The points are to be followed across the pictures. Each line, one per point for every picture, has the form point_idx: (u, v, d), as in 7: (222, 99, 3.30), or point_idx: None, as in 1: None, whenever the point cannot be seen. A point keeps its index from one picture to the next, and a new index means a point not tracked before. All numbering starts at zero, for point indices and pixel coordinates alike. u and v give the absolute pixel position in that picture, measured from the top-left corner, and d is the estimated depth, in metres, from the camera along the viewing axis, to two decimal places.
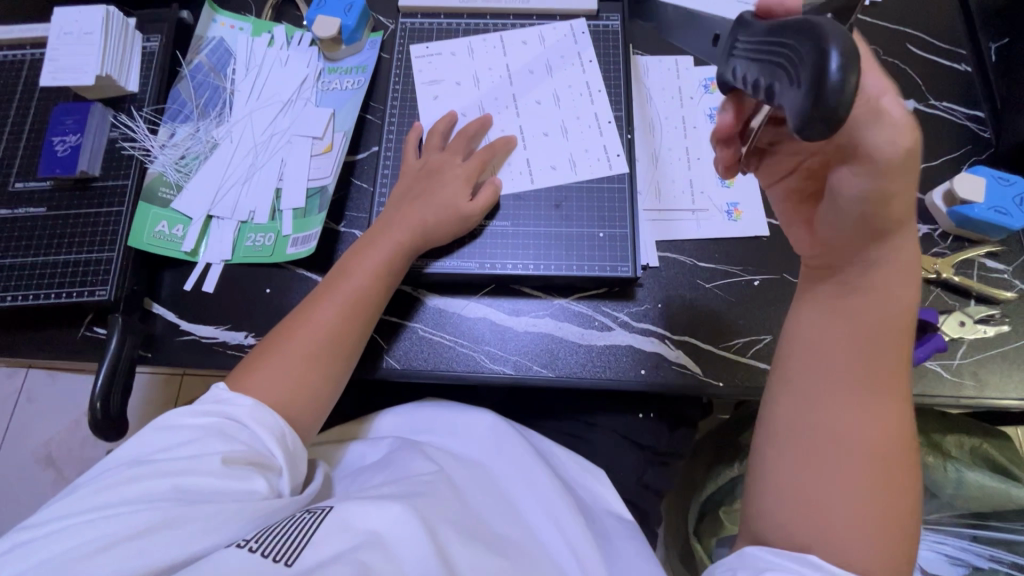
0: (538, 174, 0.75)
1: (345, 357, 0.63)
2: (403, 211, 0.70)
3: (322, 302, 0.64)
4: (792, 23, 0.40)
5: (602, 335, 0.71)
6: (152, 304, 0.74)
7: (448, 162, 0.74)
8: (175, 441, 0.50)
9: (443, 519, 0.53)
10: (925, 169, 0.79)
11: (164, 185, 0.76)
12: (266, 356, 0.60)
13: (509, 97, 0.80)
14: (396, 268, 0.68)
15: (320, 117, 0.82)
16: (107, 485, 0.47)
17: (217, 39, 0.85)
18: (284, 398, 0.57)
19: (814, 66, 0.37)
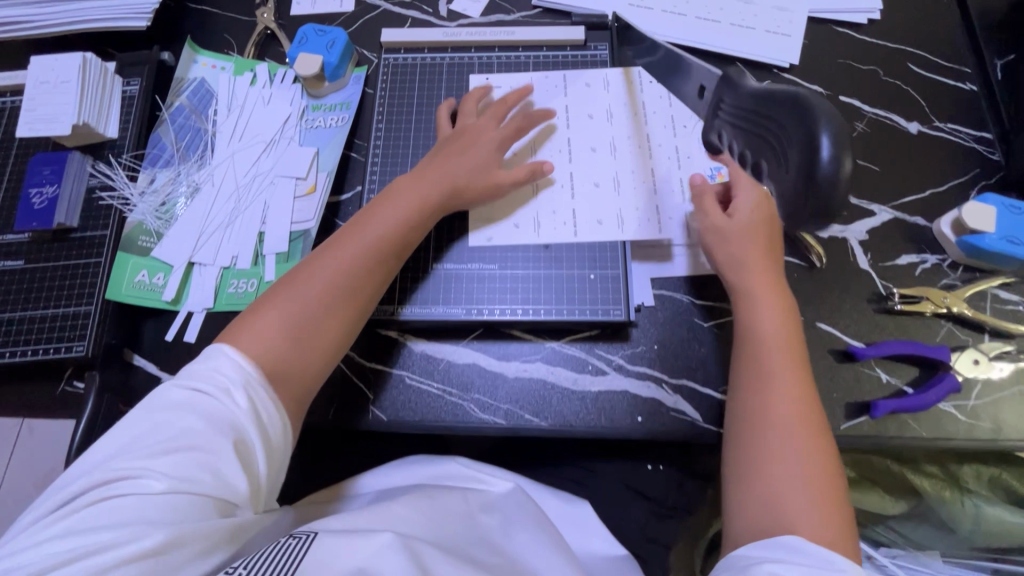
0: (583, 227, 0.71)
1: (350, 314, 0.61)
2: (433, 167, 0.69)
3: (335, 250, 0.62)
4: (773, 93, 0.44)
5: (596, 380, 0.69)
6: (133, 356, 0.72)
7: (484, 129, 0.73)
8: (176, 445, 0.47)
9: (435, 552, 0.50)
10: (932, 196, 0.75)
11: (144, 233, 0.74)
12: (271, 304, 0.58)
13: (564, 140, 0.76)
14: (420, 215, 0.67)
15: (303, 157, 0.80)
16: (104, 496, 0.45)
17: (199, 80, 0.84)
18: (280, 351, 0.56)
19: (806, 148, 0.41)
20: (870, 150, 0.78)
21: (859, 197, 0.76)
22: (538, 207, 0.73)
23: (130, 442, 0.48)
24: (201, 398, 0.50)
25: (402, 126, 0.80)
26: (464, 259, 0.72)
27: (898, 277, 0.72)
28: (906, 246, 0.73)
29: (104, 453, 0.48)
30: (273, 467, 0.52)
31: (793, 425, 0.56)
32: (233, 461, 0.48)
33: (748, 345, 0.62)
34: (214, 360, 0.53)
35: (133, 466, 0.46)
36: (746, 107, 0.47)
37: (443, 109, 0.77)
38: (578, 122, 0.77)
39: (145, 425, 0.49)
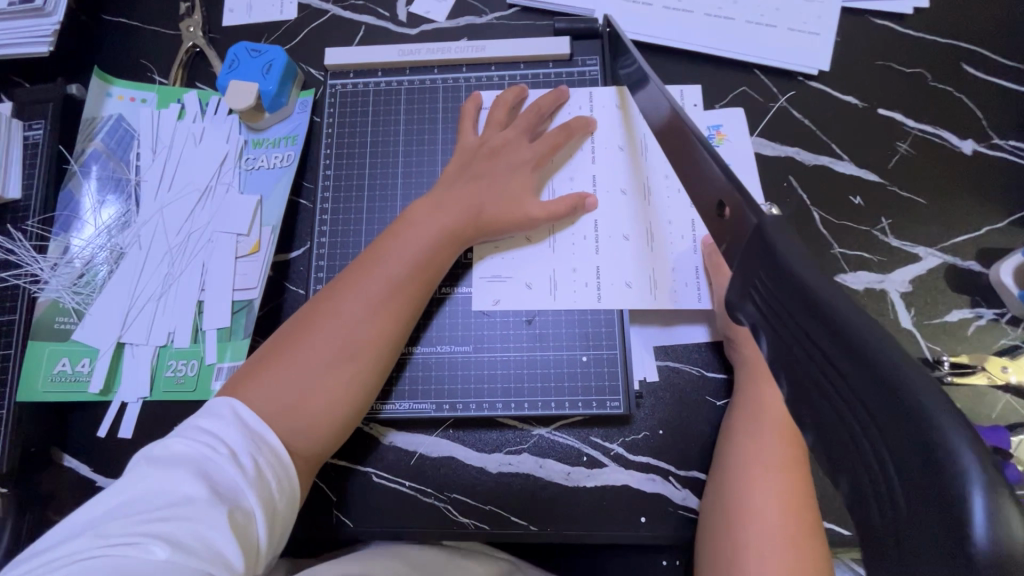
0: (608, 290, 0.60)
1: (368, 374, 0.54)
2: (459, 191, 0.60)
3: (352, 295, 0.55)
4: (866, 351, 0.24)
5: (592, 474, 0.59)
6: (62, 455, 0.62)
7: (515, 142, 0.63)
8: (174, 499, 0.41)
9: None
10: (988, 234, 0.63)
11: (60, 313, 0.65)
12: (282, 358, 0.52)
13: (587, 177, 0.64)
14: (440, 258, 0.58)
15: (244, 208, 0.68)
16: (92, 553, 0.38)
17: (115, 117, 0.71)
18: (293, 419, 0.50)
19: (925, 493, 0.22)
20: (915, 179, 0.65)
21: (901, 238, 0.64)
22: (556, 262, 0.61)
23: (127, 497, 0.42)
24: (201, 455, 0.44)
25: (354, 170, 0.66)
26: (431, 341, 0.61)
27: (946, 338, 0.61)
28: (957, 298, 0.62)
29: (102, 500, 0.42)
30: (272, 536, 0.45)
31: (779, 514, 0.48)
32: (238, 530, 0.42)
33: (740, 420, 0.55)
34: (218, 418, 0.47)
35: (128, 522, 0.40)
36: (801, 326, 0.27)
37: (471, 103, 0.66)
38: (605, 155, 0.64)
39: (143, 473, 0.43)
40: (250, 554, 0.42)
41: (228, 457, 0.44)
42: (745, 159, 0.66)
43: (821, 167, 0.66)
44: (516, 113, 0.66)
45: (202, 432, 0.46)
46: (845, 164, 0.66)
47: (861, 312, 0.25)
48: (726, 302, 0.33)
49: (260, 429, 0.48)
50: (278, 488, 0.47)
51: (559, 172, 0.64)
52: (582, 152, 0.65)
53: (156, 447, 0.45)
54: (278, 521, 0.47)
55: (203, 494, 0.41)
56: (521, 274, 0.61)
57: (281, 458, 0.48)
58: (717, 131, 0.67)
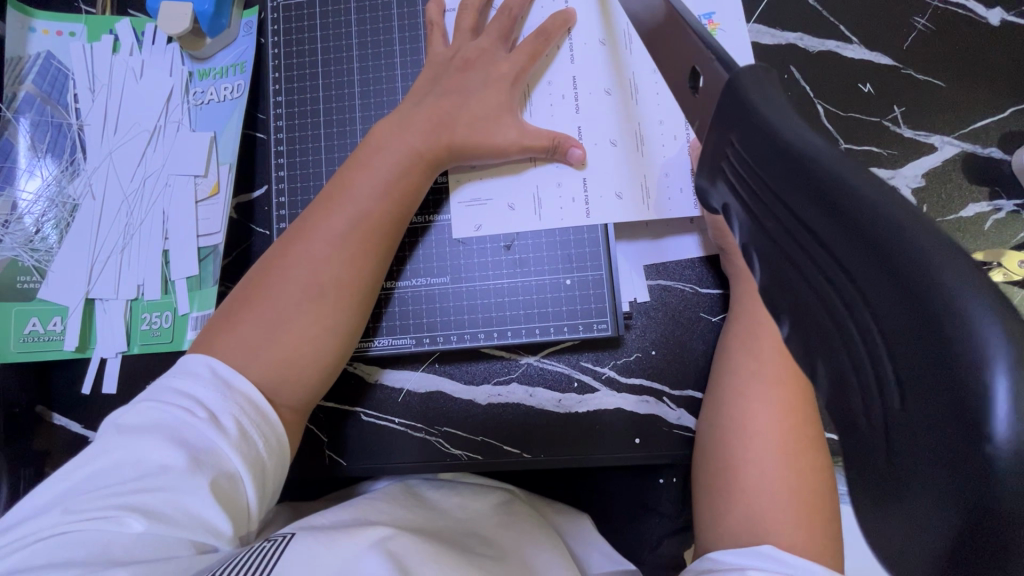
0: (594, 204, 0.55)
1: (342, 315, 0.51)
2: (425, 111, 0.54)
3: (316, 231, 0.50)
4: (862, 216, 0.18)
5: (583, 399, 0.57)
6: (51, 414, 0.62)
7: (488, 55, 0.56)
8: (152, 468, 0.41)
9: (421, 549, 0.43)
10: (1012, 116, 0.57)
11: (21, 272, 0.62)
12: (248, 305, 0.49)
13: (566, 81, 0.57)
14: (408, 183, 0.53)
15: (198, 147, 0.63)
16: (72, 524, 0.39)
17: (44, 55, 0.64)
18: (267, 367, 0.47)
19: (929, 387, 0.16)
20: (934, 58, 0.58)
21: (916, 127, 0.57)
22: (535, 179, 0.56)
23: (102, 465, 0.42)
24: (178, 420, 0.42)
25: (307, 94, 0.60)
26: (406, 273, 0.58)
27: (960, 234, 0.56)
28: (975, 190, 0.56)
29: (82, 463, 0.42)
30: (262, 495, 0.45)
31: (774, 436, 0.46)
32: (221, 497, 0.41)
33: (734, 340, 0.52)
34: (195, 380, 0.45)
35: (106, 493, 0.40)
36: (783, 203, 0.21)
37: (433, 10, 0.58)
38: (584, 54, 0.57)
39: (122, 439, 0.42)
40: (238, 516, 0.42)
41: (208, 421, 0.43)
42: (743, 49, 0.59)
43: (827, 53, 0.59)
44: (485, 20, 0.59)
45: (178, 391, 0.44)
46: (854, 47, 0.59)
47: (857, 171, 0.19)
48: (699, 189, 0.28)
49: (231, 377, 0.45)
50: (266, 446, 0.45)
51: (537, 79, 0.57)
52: (562, 54, 0.58)
53: (129, 414, 0.44)
54: (269, 479, 0.46)
55: (181, 462, 0.41)
56: (500, 194, 0.57)
57: (266, 415, 0.46)
58: (709, 20, 0.59)
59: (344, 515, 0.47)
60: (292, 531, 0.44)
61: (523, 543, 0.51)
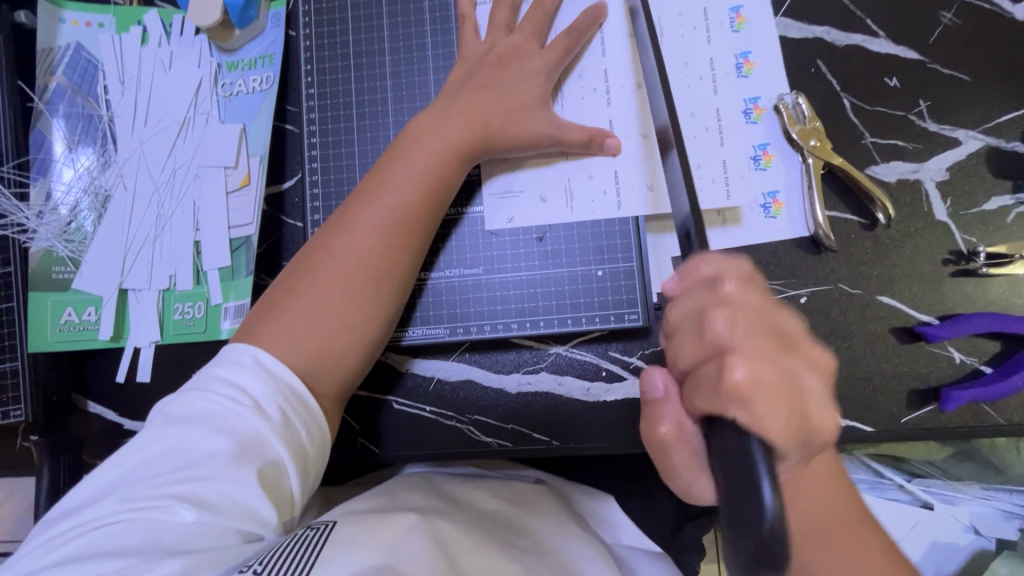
0: (626, 195, 0.56)
1: (380, 306, 0.51)
2: (460, 105, 0.54)
3: (356, 223, 0.51)
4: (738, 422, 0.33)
5: (612, 388, 0.58)
6: (87, 402, 0.63)
7: (521, 50, 0.57)
8: (201, 456, 0.42)
9: (459, 539, 0.45)
10: None
11: (56, 262, 0.63)
12: (291, 295, 0.50)
13: (598, 75, 0.58)
14: (445, 175, 0.53)
15: (228, 139, 0.63)
16: (124, 512, 0.40)
17: (74, 46, 0.65)
18: (310, 355, 0.49)
19: (735, 479, 0.31)
20: (959, 53, 0.59)
21: (941, 122, 0.58)
22: (568, 171, 0.57)
23: (152, 453, 0.43)
24: (225, 409, 0.44)
25: (339, 86, 0.61)
26: (439, 264, 0.59)
27: (984, 228, 0.57)
28: (998, 184, 0.57)
29: (131, 454, 0.43)
30: (305, 482, 0.46)
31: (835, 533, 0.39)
32: (266, 486, 0.42)
33: None
34: (239, 370, 0.46)
35: (158, 481, 0.41)
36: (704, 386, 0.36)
37: (465, 3, 0.58)
38: (616, 47, 0.58)
39: (171, 428, 0.43)
40: (282, 505, 0.44)
41: (253, 409, 0.44)
42: (771, 43, 0.60)
43: (853, 47, 0.60)
44: (516, 15, 0.59)
45: (223, 381, 0.45)
46: (881, 42, 0.59)
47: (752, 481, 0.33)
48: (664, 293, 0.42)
49: (275, 367, 0.47)
50: (308, 436, 0.46)
51: (568, 72, 0.58)
52: (593, 48, 0.58)
53: (176, 403, 0.45)
54: (312, 470, 0.47)
55: (229, 450, 0.42)
56: (533, 187, 0.57)
57: (307, 405, 0.47)
58: (738, 14, 0.60)
59: (377, 502, 0.49)
60: (333, 520, 0.45)
61: (550, 531, 0.53)
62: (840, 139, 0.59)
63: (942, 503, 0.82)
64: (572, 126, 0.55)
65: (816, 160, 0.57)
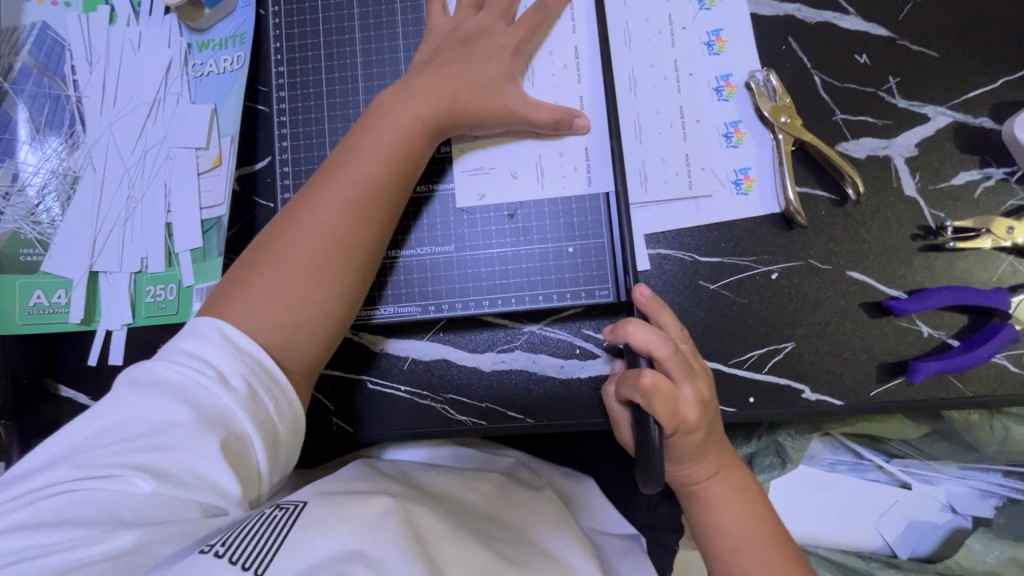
0: (597, 171, 0.56)
1: (349, 282, 0.51)
2: (429, 80, 0.54)
3: (323, 198, 0.51)
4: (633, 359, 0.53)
5: (586, 364, 0.59)
6: (58, 386, 0.62)
7: (490, 27, 0.56)
8: (162, 428, 0.42)
9: (429, 522, 0.46)
10: (1002, 87, 0.58)
11: (24, 245, 0.62)
12: (258, 272, 0.49)
13: (569, 51, 0.58)
14: (413, 150, 0.53)
15: (198, 119, 0.63)
16: (83, 481, 0.41)
17: (39, 25, 0.64)
18: (277, 331, 0.48)
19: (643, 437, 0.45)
20: (927, 29, 0.59)
21: (910, 98, 0.59)
22: (539, 148, 0.57)
23: (112, 421, 0.43)
24: (188, 380, 0.43)
25: (310, 65, 0.60)
26: (411, 242, 0.58)
27: (953, 203, 0.57)
28: (966, 159, 0.58)
29: (91, 421, 0.43)
30: (274, 457, 0.46)
31: (745, 538, 0.50)
32: (229, 458, 0.42)
33: None
34: (205, 342, 0.45)
35: (117, 451, 0.42)
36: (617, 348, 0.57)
37: None
38: (586, 24, 0.58)
39: (132, 398, 0.43)
40: (246, 478, 0.43)
41: (217, 381, 0.44)
42: (742, 20, 0.60)
43: (823, 24, 0.60)
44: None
45: (186, 353, 0.45)
46: (851, 19, 0.60)
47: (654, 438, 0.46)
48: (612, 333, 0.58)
49: (240, 340, 0.46)
50: (277, 410, 0.46)
51: (538, 48, 0.58)
52: (562, 24, 0.58)
53: (140, 372, 0.45)
54: (282, 444, 0.47)
55: (189, 421, 0.42)
56: (505, 164, 0.57)
57: (277, 377, 0.47)
58: None
59: (350, 484, 0.49)
60: (303, 499, 0.45)
61: (522, 517, 0.54)
62: (810, 115, 0.59)
63: (920, 484, 0.85)
64: (542, 104, 0.55)
65: (786, 136, 0.57)
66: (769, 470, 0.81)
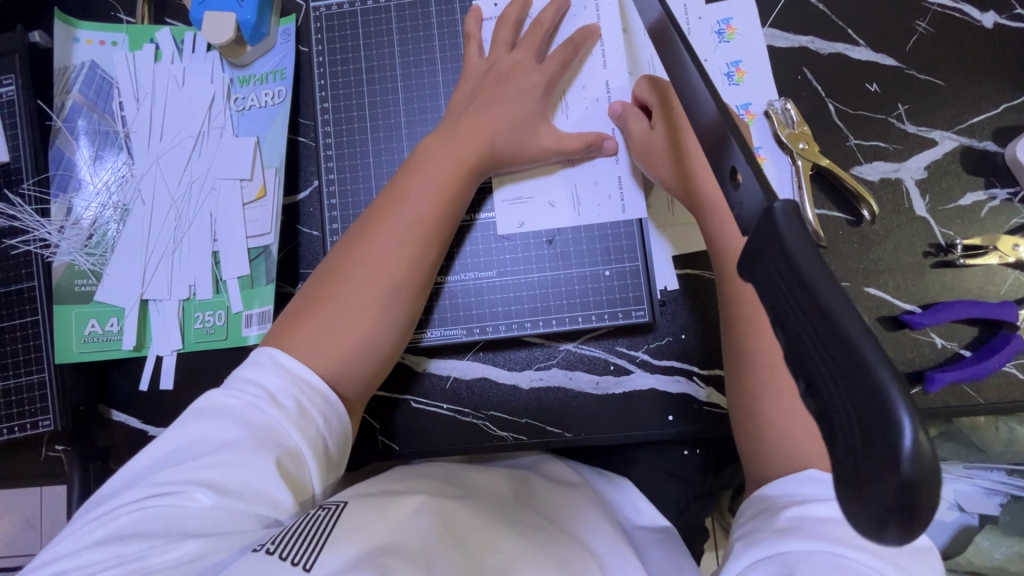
0: (630, 199, 0.60)
1: (400, 314, 0.54)
2: (472, 119, 0.58)
3: (376, 234, 0.54)
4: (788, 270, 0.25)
5: (620, 381, 0.62)
6: (111, 411, 0.65)
7: (526, 65, 0.60)
8: (219, 445, 0.44)
9: (466, 525, 0.48)
10: (1004, 112, 0.62)
11: (79, 276, 0.64)
12: (316, 307, 0.52)
13: (600, 85, 0.61)
14: (460, 192, 0.56)
15: (243, 151, 0.65)
16: (150, 499, 0.43)
17: (88, 64, 0.66)
18: (337, 363, 0.51)
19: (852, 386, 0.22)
20: (933, 59, 0.63)
21: (918, 124, 0.62)
22: (575, 177, 0.61)
23: (178, 444, 0.45)
24: (243, 402, 0.46)
25: (352, 100, 0.63)
26: (454, 269, 0.62)
27: (960, 221, 0.61)
28: (972, 181, 0.62)
29: (157, 447, 0.46)
30: (323, 470, 0.48)
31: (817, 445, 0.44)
32: (284, 473, 0.44)
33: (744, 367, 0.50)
34: (260, 368, 0.48)
35: (181, 469, 0.44)
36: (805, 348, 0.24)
37: (472, 21, 0.61)
38: (616, 59, 0.61)
39: (194, 420, 0.46)
40: (298, 489, 0.45)
41: (269, 401, 0.46)
42: (761, 52, 0.64)
43: (836, 55, 0.64)
44: (519, 31, 0.62)
45: (243, 379, 0.48)
46: (861, 50, 0.64)
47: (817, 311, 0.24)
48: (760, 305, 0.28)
49: (296, 368, 0.49)
50: (325, 425, 0.48)
51: (571, 83, 0.62)
52: (593, 60, 0.62)
53: (203, 400, 0.47)
54: (331, 457, 0.49)
55: (244, 439, 0.44)
56: (543, 193, 0.61)
57: (326, 397, 0.49)
58: (728, 26, 0.64)
59: (381, 485, 0.52)
60: (342, 501, 0.47)
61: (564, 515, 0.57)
62: (824, 141, 0.63)
63: None
64: (578, 136, 0.59)
65: (804, 161, 0.61)
66: None
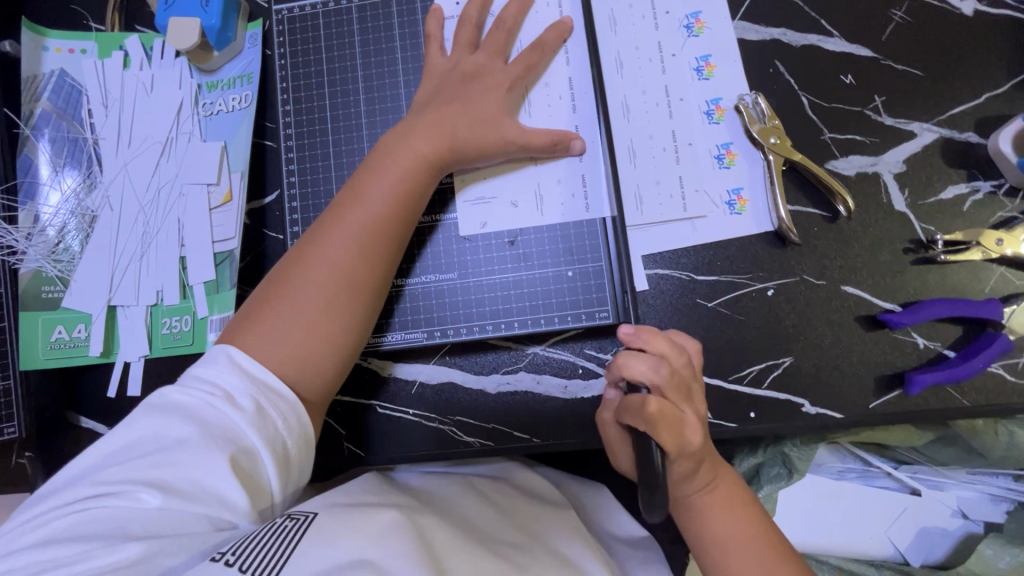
0: (594, 197, 0.59)
1: (358, 314, 0.53)
2: (431, 118, 0.56)
3: (330, 236, 0.53)
4: None
5: (588, 384, 0.60)
6: (79, 418, 0.65)
7: (487, 65, 0.59)
8: (171, 443, 0.44)
9: (439, 535, 0.46)
10: (986, 102, 0.60)
11: (45, 283, 0.65)
12: (270, 305, 0.51)
13: (563, 83, 0.60)
14: (420, 188, 0.55)
15: (208, 156, 0.65)
16: (92, 498, 0.42)
17: (57, 72, 0.67)
18: (290, 362, 0.50)
19: None
20: (911, 49, 0.61)
21: (896, 116, 0.60)
22: (538, 175, 0.60)
23: (128, 440, 0.45)
24: (199, 401, 0.46)
25: (315, 103, 0.63)
26: (416, 271, 0.61)
27: (942, 216, 0.59)
28: (954, 174, 0.59)
29: (104, 445, 0.45)
30: (286, 476, 0.47)
31: (744, 543, 0.50)
32: (238, 473, 0.44)
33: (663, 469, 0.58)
34: (215, 366, 0.48)
35: (128, 467, 0.43)
36: None
37: (432, 21, 0.61)
38: (580, 56, 0.60)
39: (147, 417, 0.46)
40: (255, 492, 0.44)
41: (225, 400, 0.46)
42: (731, 45, 0.62)
43: (809, 47, 0.62)
44: (482, 31, 0.61)
45: (198, 377, 0.48)
46: (835, 41, 0.62)
47: None
48: None
49: (249, 365, 0.48)
50: (285, 426, 0.47)
51: (535, 82, 0.60)
52: (556, 57, 0.61)
53: (158, 397, 0.47)
54: (292, 460, 0.48)
55: (197, 438, 0.44)
56: (506, 193, 0.60)
57: (285, 395, 0.48)
58: (696, 19, 0.63)
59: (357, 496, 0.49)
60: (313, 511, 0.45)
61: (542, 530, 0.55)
62: (798, 135, 0.61)
63: (929, 489, 0.81)
64: (540, 135, 0.58)
65: (776, 156, 0.59)
66: (777, 480, 0.76)
